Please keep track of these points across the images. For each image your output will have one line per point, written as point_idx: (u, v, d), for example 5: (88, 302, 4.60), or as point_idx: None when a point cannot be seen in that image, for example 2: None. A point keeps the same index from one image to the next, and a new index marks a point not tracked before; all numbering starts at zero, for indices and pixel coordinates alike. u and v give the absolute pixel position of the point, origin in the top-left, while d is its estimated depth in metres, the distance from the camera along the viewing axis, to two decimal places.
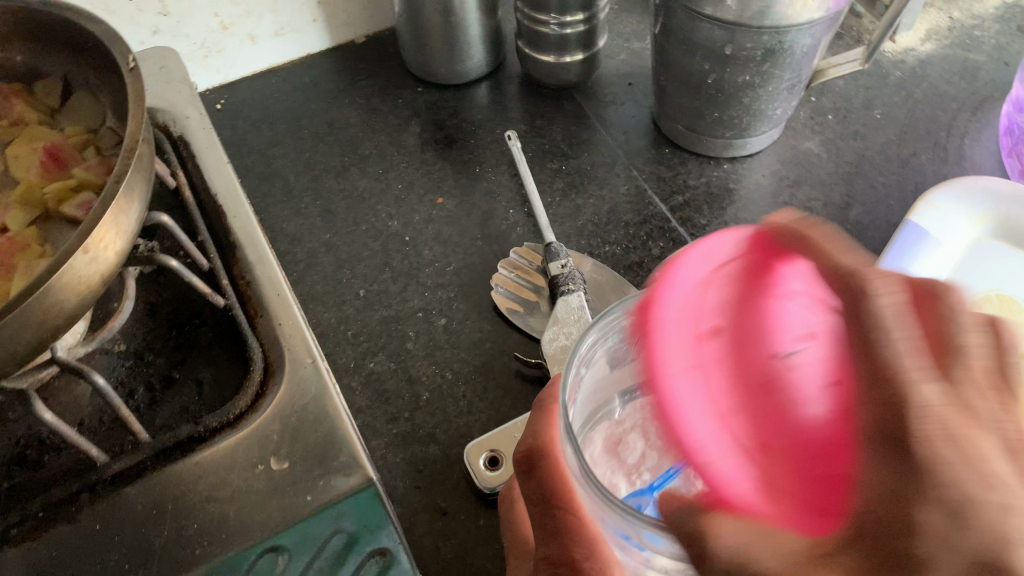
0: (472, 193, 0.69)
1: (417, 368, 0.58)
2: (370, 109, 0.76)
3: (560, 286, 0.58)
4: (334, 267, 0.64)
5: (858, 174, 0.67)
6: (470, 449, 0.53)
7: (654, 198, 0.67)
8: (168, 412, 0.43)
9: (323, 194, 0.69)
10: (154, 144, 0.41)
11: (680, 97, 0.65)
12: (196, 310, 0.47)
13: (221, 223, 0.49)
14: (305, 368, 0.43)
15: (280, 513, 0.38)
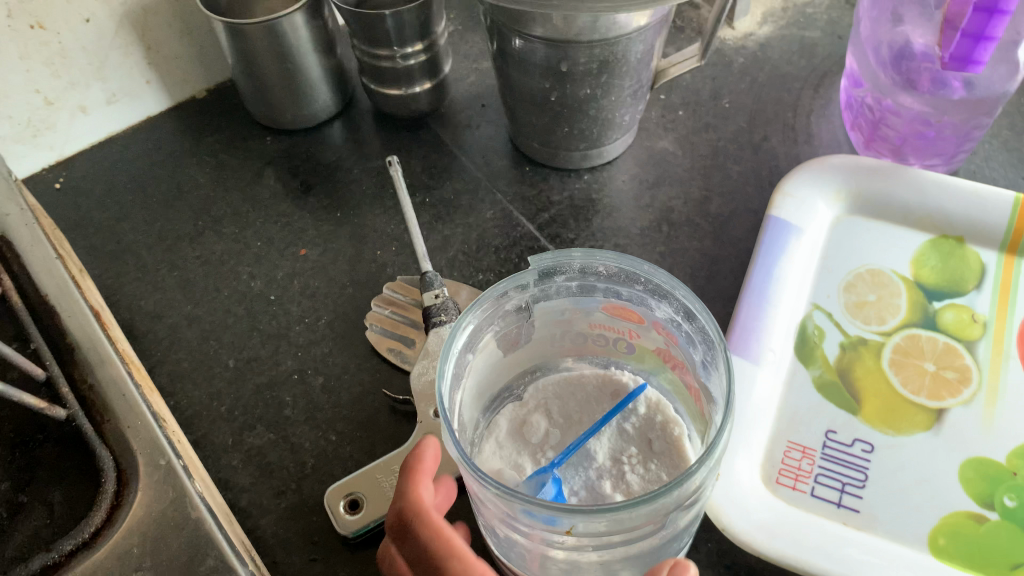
0: (336, 239, 0.67)
1: (298, 435, 0.56)
2: (221, 166, 0.73)
3: (432, 317, 0.58)
4: (200, 339, 0.61)
5: (714, 166, 0.68)
6: (330, 492, 0.52)
7: (520, 219, 0.67)
8: (19, 541, 0.40)
9: (180, 264, 0.66)
10: None
11: (529, 116, 0.65)
12: (40, 424, 0.44)
13: (55, 325, 0.46)
14: (161, 470, 0.41)
15: None
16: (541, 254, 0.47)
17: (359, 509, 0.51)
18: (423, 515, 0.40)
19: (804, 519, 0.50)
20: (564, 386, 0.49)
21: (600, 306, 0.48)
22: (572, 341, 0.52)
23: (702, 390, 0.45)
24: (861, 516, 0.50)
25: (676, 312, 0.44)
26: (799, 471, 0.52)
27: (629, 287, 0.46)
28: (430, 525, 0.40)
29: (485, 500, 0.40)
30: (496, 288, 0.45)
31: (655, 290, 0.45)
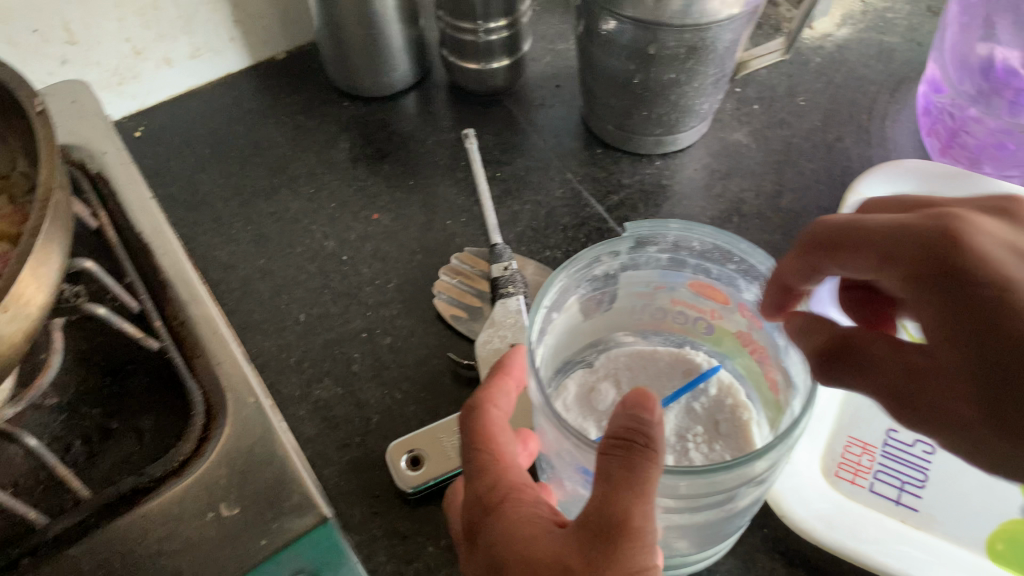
0: (407, 206, 0.68)
1: (364, 392, 0.57)
2: (297, 127, 0.74)
3: (500, 288, 0.58)
4: (271, 293, 0.63)
5: (786, 162, 0.68)
6: (392, 448, 0.53)
7: (590, 199, 0.67)
8: (109, 464, 0.42)
9: (254, 218, 0.67)
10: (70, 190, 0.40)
11: (607, 97, 0.65)
12: (130, 355, 0.45)
13: (149, 262, 0.48)
14: (249, 408, 0.42)
15: (236, 560, 0.37)
16: (639, 222, 0.47)
17: (420, 466, 0.53)
18: (483, 413, 0.41)
19: (862, 513, 0.50)
20: (637, 358, 0.50)
21: (687, 282, 0.49)
22: (650, 316, 0.53)
23: (780, 376, 0.46)
24: (920, 515, 0.50)
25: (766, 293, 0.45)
26: (859, 467, 0.53)
27: (721, 266, 0.47)
28: (493, 421, 0.41)
29: (562, 451, 0.41)
30: (592, 250, 0.46)
31: (748, 272, 0.45)
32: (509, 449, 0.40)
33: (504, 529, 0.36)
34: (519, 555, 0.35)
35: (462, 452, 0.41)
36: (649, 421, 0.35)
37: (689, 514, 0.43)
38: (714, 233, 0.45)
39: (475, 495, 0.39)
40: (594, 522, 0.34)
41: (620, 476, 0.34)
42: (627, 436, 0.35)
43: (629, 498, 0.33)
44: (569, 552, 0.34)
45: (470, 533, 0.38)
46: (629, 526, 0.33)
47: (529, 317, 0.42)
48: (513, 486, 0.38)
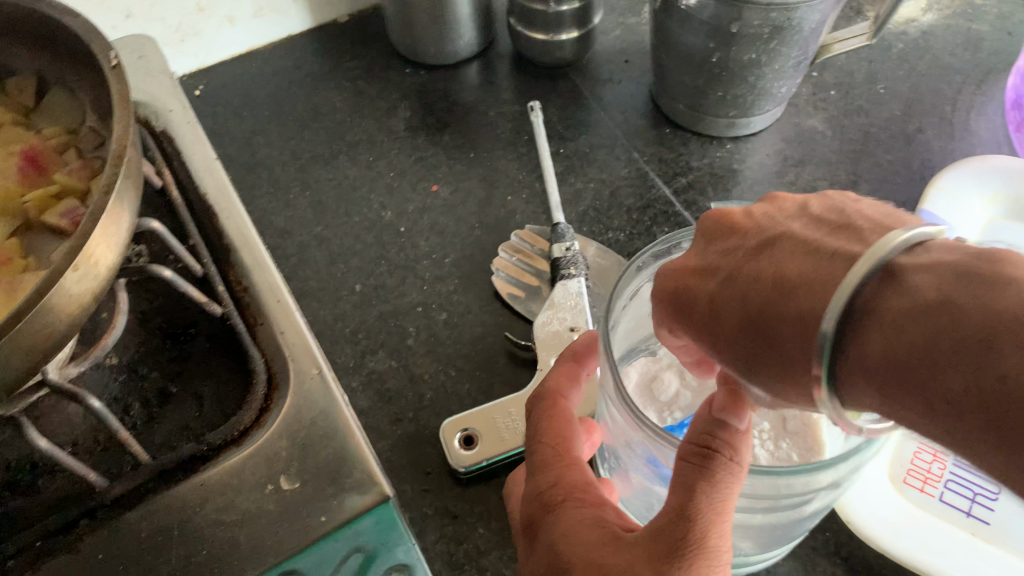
0: (467, 179, 0.66)
1: (418, 366, 0.56)
2: (358, 92, 0.73)
3: (561, 269, 0.57)
4: (328, 261, 0.62)
5: (863, 152, 0.66)
6: (445, 425, 0.52)
7: (656, 181, 0.65)
8: (168, 429, 0.41)
9: (312, 184, 0.66)
10: (141, 149, 0.39)
11: (681, 75, 0.63)
12: (191, 320, 0.45)
13: (212, 224, 0.47)
14: (311, 380, 0.41)
15: (294, 535, 0.36)
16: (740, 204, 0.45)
17: (473, 445, 0.51)
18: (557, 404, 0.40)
19: (928, 523, 0.48)
20: None
21: None
22: None
23: None
24: (991, 528, 0.48)
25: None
26: (929, 474, 0.50)
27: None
28: (562, 412, 0.39)
29: (633, 441, 0.41)
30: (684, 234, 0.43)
31: None
32: (577, 443, 0.39)
33: (568, 529, 0.34)
34: (584, 558, 0.33)
35: (527, 442, 0.40)
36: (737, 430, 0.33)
37: (761, 514, 0.42)
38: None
39: (537, 490, 0.37)
40: (668, 534, 0.31)
41: (701, 487, 0.32)
42: (710, 443, 0.33)
43: (708, 515, 0.31)
44: (636, 561, 0.31)
45: (529, 530, 0.37)
46: (707, 544, 0.31)
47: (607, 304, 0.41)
48: (579, 483, 0.36)
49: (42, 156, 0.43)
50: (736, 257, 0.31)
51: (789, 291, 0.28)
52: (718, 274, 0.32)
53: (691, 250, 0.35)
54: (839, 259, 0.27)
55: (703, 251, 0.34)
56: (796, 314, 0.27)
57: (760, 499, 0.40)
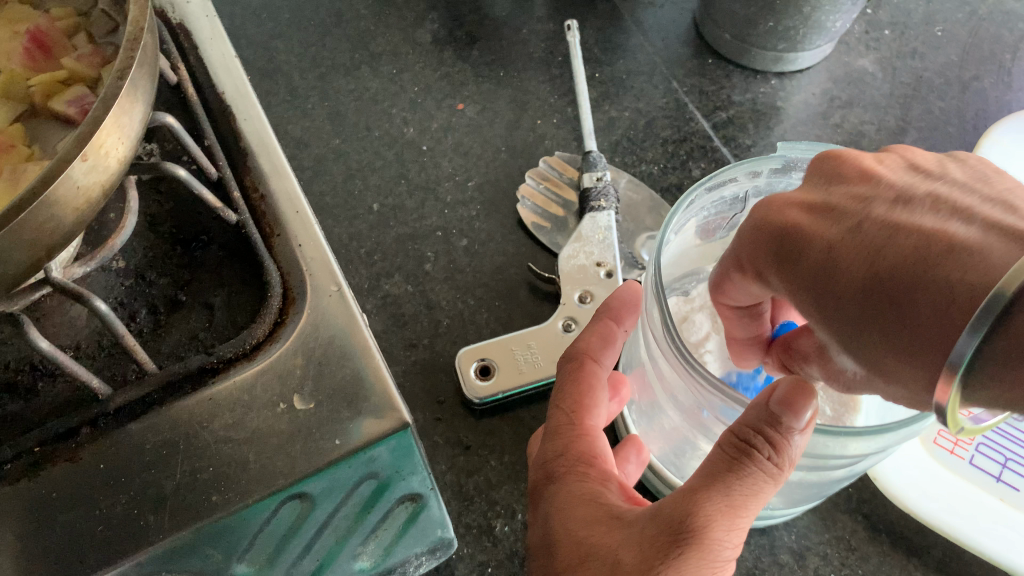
0: (495, 98, 0.63)
1: (435, 293, 0.54)
2: (384, 1, 0.69)
3: (590, 201, 0.54)
4: (345, 177, 0.59)
5: (915, 97, 0.62)
6: (461, 354, 0.50)
7: (694, 113, 0.62)
8: (176, 339, 0.39)
9: (331, 94, 0.63)
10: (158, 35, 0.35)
11: (730, 2, 0.59)
12: (203, 226, 0.42)
13: (230, 125, 0.44)
14: (329, 297, 0.39)
15: (305, 459, 0.35)
16: (788, 145, 0.42)
17: (489, 377, 0.50)
18: (581, 362, 0.37)
19: (960, 485, 0.47)
20: None
21: None
22: None
23: None
24: (1021, 495, 0.46)
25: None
26: (959, 437, 0.49)
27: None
28: (590, 375, 0.36)
29: (671, 381, 0.40)
30: (738, 167, 0.41)
31: None
32: (598, 411, 0.36)
33: (568, 500, 0.32)
34: (574, 534, 0.31)
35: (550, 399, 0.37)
36: (788, 429, 0.30)
37: (801, 470, 0.40)
38: None
39: (546, 454, 0.35)
40: (671, 518, 0.29)
41: (721, 479, 0.29)
42: (752, 438, 0.30)
43: (722, 508, 0.29)
44: (629, 543, 0.29)
45: (530, 493, 0.35)
46: (707, 537, 0.28)
47: (658, 237, 0.38)
48: (588, 454, 0.34)
49: (50, 40, 0.39)
50: (867, 206, 0.30)
51: (893, 281, 0.27)
52: (844, 222, 0.31)
53: (806, 188, 0.34)
54: (994, 233, 0.26)
55: (827, 193, 0.33)
56: (894, 312, 0.27)
57: (804, 456, 0.37)
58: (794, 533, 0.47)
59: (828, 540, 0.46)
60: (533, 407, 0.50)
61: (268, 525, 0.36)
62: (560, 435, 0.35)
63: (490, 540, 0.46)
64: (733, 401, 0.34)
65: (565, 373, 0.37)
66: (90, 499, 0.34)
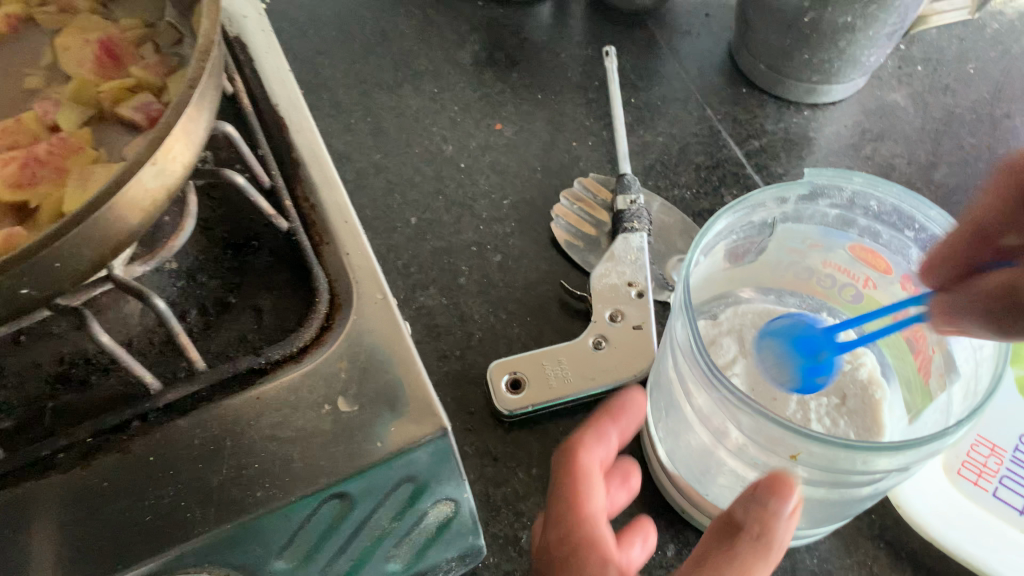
0: (533, 120, 0.64)
1: (469, 306, 0.56)
2: (426, 22, 0.71)
3: (623, 222, 0.55)
4: (384, 190, 0.61)
5: (946, 132, 0.63)
6: (493, 366, 0.52)
7: (727, 140, 0.63)
8: (225, 339, 0.41)
9: (373, 110, 0.65)
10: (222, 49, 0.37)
11: (767, 34, 0.61)
12: (254, 232, 0.44)
13: (282, 136, 0.46)
14: (375, 304, 0.40)
15: (347, 459, 0.36)
16: (817, 170, 0.44)
17: (520, 391, 0.51)
18: (576, 458, 0.40)
19: (984, 518, 0.47)
20: (767, 313, 0.47)
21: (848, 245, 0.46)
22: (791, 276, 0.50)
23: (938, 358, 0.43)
24: None
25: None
26: (985, 468, 0.49)
27: (896, 231, 0.43)
28: (583, 469, 0.39)
29: (699, 396, 0.41)
30: (763, 192, 0.43)
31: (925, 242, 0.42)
32: (595, 500, 0.38)
33: None
34: None
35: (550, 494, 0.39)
36: (773, 521, 0.32)
37: (824, 489, 0.40)
38: (903, 194, 0.42)
39: (548, 543, 0.37)
40: None
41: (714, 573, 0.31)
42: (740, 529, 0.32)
43: None
44: None
45: None
46: None
47: (688, 257, 0.39)
48: (586, 540, 0.36)
49: (119, 49, 0.41)
50: None
51: None
52: None
53: None
54: None
55: None
56: None
57: (828, 473, 0.38)
58: (816, 556, 0.47)
59: (850, 564, 0.47)
60: (561, 422, 0.51)
61: (307, 525, 0.36)
62: (561, 527, 0.37)
63: (516, 550, 0.47)
64: (761, 416, 0.35)
65: (563, 469, 0.40)
66: (140, 489, 0.35)
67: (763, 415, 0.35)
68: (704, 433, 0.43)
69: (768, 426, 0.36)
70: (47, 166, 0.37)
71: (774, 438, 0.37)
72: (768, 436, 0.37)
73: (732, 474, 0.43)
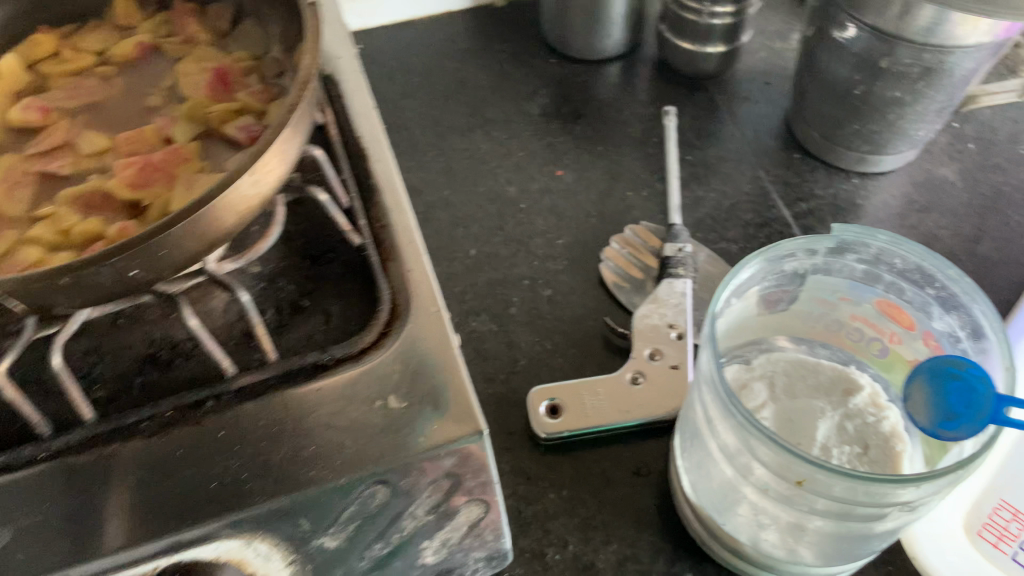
0: (592, 168, 0.69)
1: (517, 334, 0.59)
2: (502, 73, 0.76)
3: (669, 267, 0.59)
4: (449, 224, 0.66)
5: (993, 209, 0.65)
6: (534, 392, 0.55)
7: (777, 201, 0.66)
8: (296, 337, 0.45)
9: (446, 151, 0.70)
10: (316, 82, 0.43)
11: (821, 103, 0.64)
12: (330, 245, 0.49)
13: (363, 164, 0.51)
14: (430, 316, 0.44)
15: (392, 449, 0.40)
16: (844, 226, 0.47)
17: (557, 416, 0.54)
18: None
19: None
20: (795, 366, 0.49)
21: (874, 299, 0.48)
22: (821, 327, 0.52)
23: None
24: None
25: (963, 324, 0.43)
26: (1005, 532, 0.49)
27: (919, 288, 0.46)
28: None
29: (721, 427, 0.44)
30: (793, 241, 0.46)
31: (946, 300, 0.44)
32: None
33: None
34: None
35: None
36: None
37: (838, 523, 0.42)
38: (924, 254, 0.44)
39: None
40: None
41: None
42: None
43: None
44: None
45: None
46: None
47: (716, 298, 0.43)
48: None
49: (230, 77, 0.47)
50: None
51: None
52: None
53: None
54: None
55: None
56: None
57: (840, 504, 0.39)
58: None
59: None
60: (594, 449, 0.54)
61: (354, 505, 0.40)
62: None
63: (541, 564, 0.50)
64: (776, 445, 0.38)
65: None
66: (209, 459, 0.40)
67: (778, 442, 0.37)
68: (725, 465, 0.46)
69: (782, 455, 0.38)
70: (160, 172, 0.43)
71: (789, 467, 0.39)
72: (783, 465, 0.39)
73: (750, 505, 0.45)
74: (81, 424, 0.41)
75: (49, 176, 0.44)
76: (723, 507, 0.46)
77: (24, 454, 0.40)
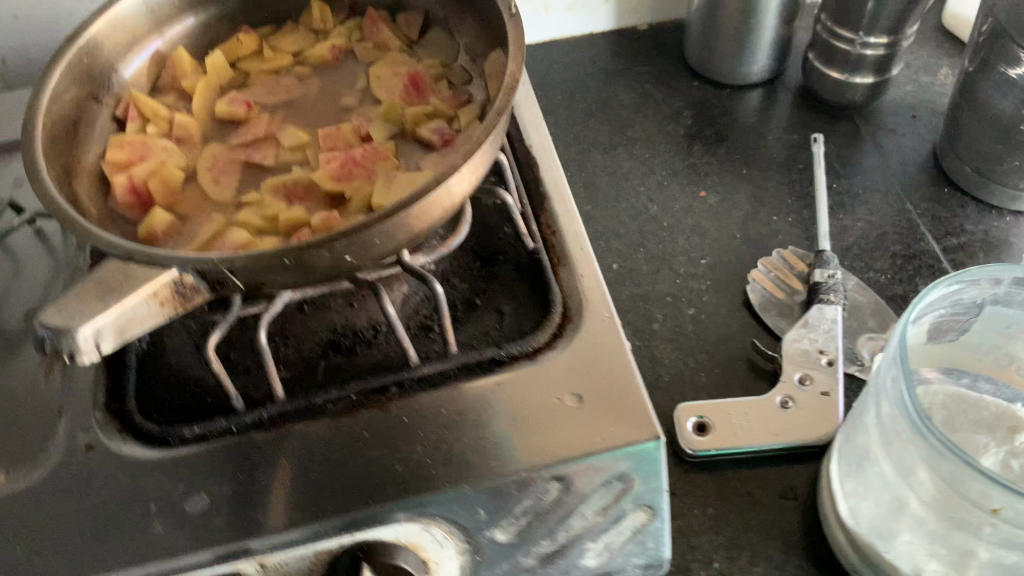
0: (736, 191, 0.69)
1: (660, 350, 0.60)
2: (644, 94, 0.77)
3: (820, 293, 0.59)
4: (593, 237, 0.67)
5: None
6: (681, 409, 0.55)
7: (926, 235, 0.65)
8: (471, 333, 0.47)
9: (588, 167, 0.72)
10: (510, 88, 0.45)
11: (979, 137, 0.64)
12: (501, 249, 0.50)
13: (533, 172, 0.53)
14: (602, 320, 0.45)
15: (571, 447, 0.40)
16: None
17: (705, 433, 0.54)
18: None
19: None
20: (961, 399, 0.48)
21: None
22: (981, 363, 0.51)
23: None
24: None
25: None
26: None
27: None
28: None
29: (901, 445, 0.44)
30: (981, 268, 0.46)
31: None
32: None
33: None
34: None
35: None
36: None
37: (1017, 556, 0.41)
38: None
39: None
40: None
41: None
42: None
43: None
44: None
45: None
46: None
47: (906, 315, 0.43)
48: None
49: (423, 81, 0.49)
50: None
51: None
52: None
53: None
54: None
55: None
56: None
57: None
58: None
59: None
60: (740, 470, 0.54)
61: (528, 500, 0.41)
62: None
63: None
64: (966, 465, 0.37)
65: None
66: (392, 442, 0.42)
67: (971, 463, 0.37)
68: (898, 486, 0.45)
69: (969, 476, 0.38)
70: (360, 168, 0.45)
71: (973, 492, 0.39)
72: (969, 488, 0.39)
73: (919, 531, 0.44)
74: (272, 402, 0.44)
75: (254, 167, 0.47)
76: (886, 529, 0.46)
77: (221, 426, 0.43)
